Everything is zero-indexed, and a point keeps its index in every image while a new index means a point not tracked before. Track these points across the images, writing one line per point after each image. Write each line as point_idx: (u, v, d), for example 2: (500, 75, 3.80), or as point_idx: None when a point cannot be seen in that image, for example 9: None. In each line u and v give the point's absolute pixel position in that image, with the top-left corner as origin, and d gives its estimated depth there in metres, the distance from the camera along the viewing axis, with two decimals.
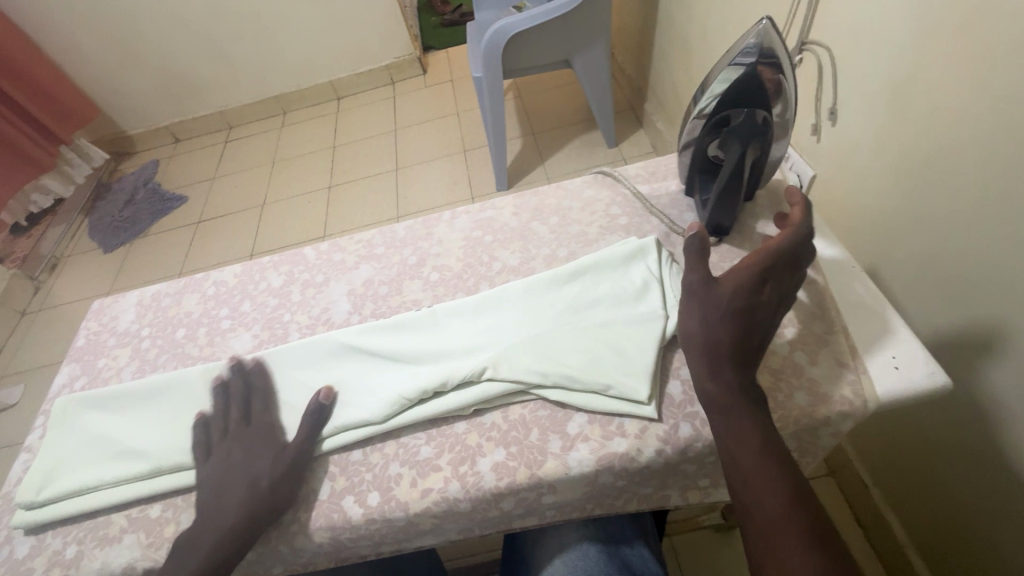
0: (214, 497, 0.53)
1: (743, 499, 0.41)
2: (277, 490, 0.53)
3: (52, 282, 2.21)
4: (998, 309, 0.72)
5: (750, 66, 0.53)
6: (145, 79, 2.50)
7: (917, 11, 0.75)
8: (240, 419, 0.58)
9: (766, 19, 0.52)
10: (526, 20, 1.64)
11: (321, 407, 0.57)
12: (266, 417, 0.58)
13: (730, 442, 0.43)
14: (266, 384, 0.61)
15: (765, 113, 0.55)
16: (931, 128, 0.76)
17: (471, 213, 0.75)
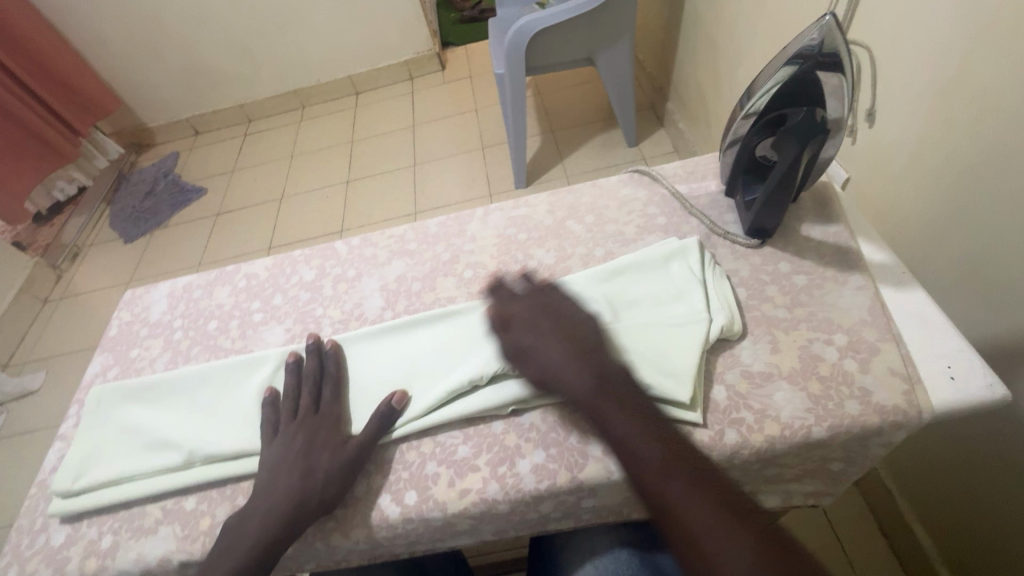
0: (274, 477, 0.52)
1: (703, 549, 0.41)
2: (332, 484, 0.51)
3: (73, 271, 2.24)
4: None
5: (807, 65, 0.51)
6: (167, 71, 2.52)
7: (967, 11, 0.73)
8: (311, 405, 0.57)
9: (830, 15, 0.49)
10: (550, 17, 1.63)
11: (393, 405, 0.55)
12: (333, 407, 0.57)
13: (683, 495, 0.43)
14: (337, 372, 0.60)
15: (821, 113, 0.52)
16: (976, 132, 0.74)
17: (505, 210, 0.74)
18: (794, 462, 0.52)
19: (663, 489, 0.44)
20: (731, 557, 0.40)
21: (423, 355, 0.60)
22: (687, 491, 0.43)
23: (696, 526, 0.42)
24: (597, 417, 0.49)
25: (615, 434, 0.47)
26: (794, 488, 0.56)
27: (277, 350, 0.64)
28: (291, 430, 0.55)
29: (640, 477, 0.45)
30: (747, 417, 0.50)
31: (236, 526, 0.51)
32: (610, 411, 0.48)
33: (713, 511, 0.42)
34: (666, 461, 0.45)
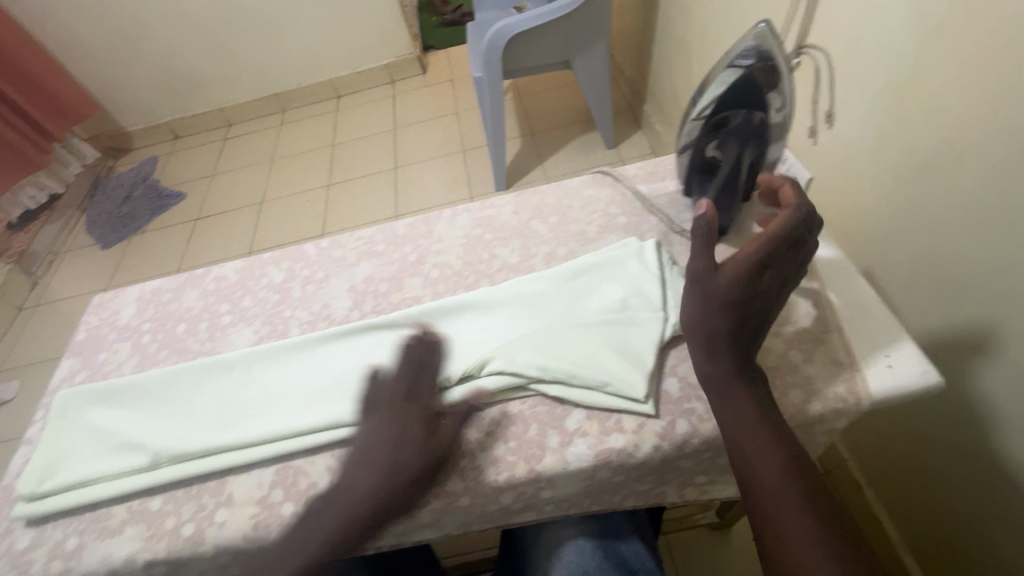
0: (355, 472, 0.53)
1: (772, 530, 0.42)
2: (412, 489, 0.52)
3: (49, 278, 2.21)
4: (994, 311, 0.72)
5: (748, 69, 0.54)
6: (145, 76, 2.50)
7: (912, 17, 0.76)
8: (404, 394, 0.56)
9: (763, 22, 0.54)
10: (526, 21, 1.65)
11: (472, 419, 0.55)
12: (429, 400, 0.56)
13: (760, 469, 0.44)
14: (435, 362, 0.58)
15: (762, 114, 0.56)
16: (927, 132, 0.77)
17: (472, 211, 0.76)
18: None
19: (765, 490, 0.43)
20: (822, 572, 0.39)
21: (389, 356, 0.61)
22: (787, 498, 0.42)
23: (788, 533, 0.41)
24: (717, 401, 0.48)
25: (726, 398, 0.47)
26: None
27: (245, 351, 0.65)
28: (388, 414, 0.55)
29: (743, 472, 0.45)
30: (697, 406, 0.52)
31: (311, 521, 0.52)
32: (733, 396, 0.47)
33: (812, 522, 0.41)
34: (767, 437, 0.45)
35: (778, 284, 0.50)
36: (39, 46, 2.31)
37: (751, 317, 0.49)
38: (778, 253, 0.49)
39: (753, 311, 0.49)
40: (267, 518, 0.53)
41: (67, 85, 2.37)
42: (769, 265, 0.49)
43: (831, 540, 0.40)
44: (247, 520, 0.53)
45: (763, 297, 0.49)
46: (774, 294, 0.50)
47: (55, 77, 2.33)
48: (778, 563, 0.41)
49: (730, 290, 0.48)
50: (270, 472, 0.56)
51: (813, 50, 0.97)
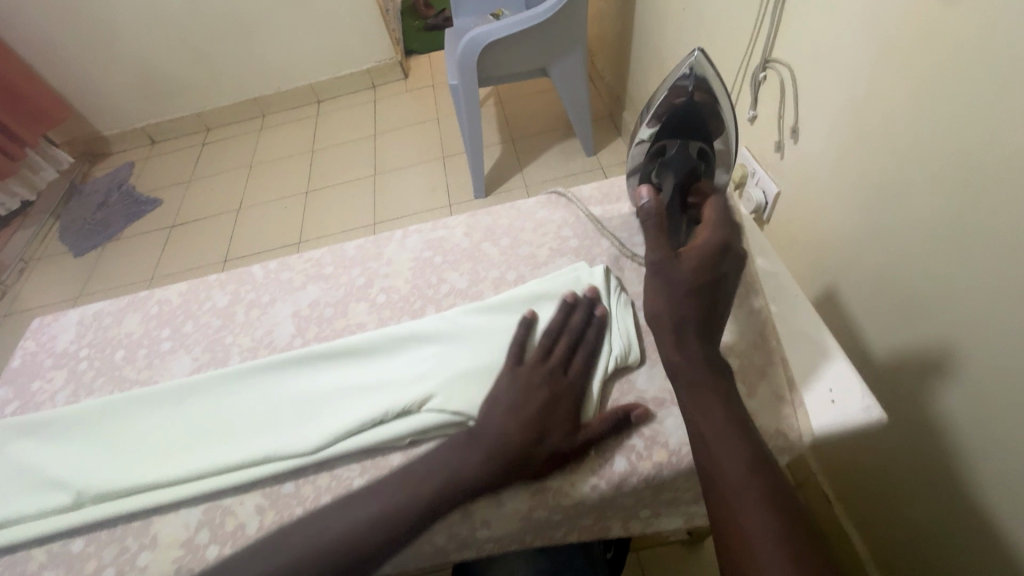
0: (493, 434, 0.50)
1: (731, 526, 0.40)
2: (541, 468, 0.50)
3: (20, 286, 2.16)
4: (951, 334, 0.72)
5: (687, 93, 0.57)
6: (120, 80, 2.45)
7: (870, 37, 0.76)
8: (562, 361, 0.54)
9: (698, 51, 0.56)
10: (501, 29, 1.64)
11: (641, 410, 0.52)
12: (583, 373, 0.54)
13: (720, 462, 0.42)
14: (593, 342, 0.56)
15: (695, 145, 0.58)
16: (885, 152, 0.77)
17: (423, 232, 0.74)
18: (685, 487, 0.53)
19: (732, 486, 0.41)
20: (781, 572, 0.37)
21: (329, 388, 0.59)
22: (753, 494, 0.40)
23: (753, 529, 0.39)
24: (685, 395, 0.46)
25: (696, 388, 0.46)
26: (695, 510, 0.57)
27: (181, 380, 0.63)
28: (524, 374, 0.53)
29: (708, 468, 0.43)
30: (636, 443, 0.51)
31: (422, 470, 0.48)
32: (701, 392, 0.46)
33: (776, 520, 0.39)
34: (736, 433, 0.43)
35: (728, 261, 0.52)
36: (11, 49, 2.27)
37: (711, 296, 0.51)
38: (730, 242, 0.53)
39: (710, 290, 0.51)
40: (191, 561, 0.51)
41: (40, 89, 2.32)
42: (727, 255, 0.53)
43: (796, 539, 0.38)
44: (170, 565, 0.51)
45: (715, 275, 0.51)
46: (727, 272, 0.52)
47: (28, 81, 2.28)
48: (736, 559, 0.39)
49: (693, 279, 0.51)
50: (198, 511, 0.54)
51: (778, 66, 0.97)
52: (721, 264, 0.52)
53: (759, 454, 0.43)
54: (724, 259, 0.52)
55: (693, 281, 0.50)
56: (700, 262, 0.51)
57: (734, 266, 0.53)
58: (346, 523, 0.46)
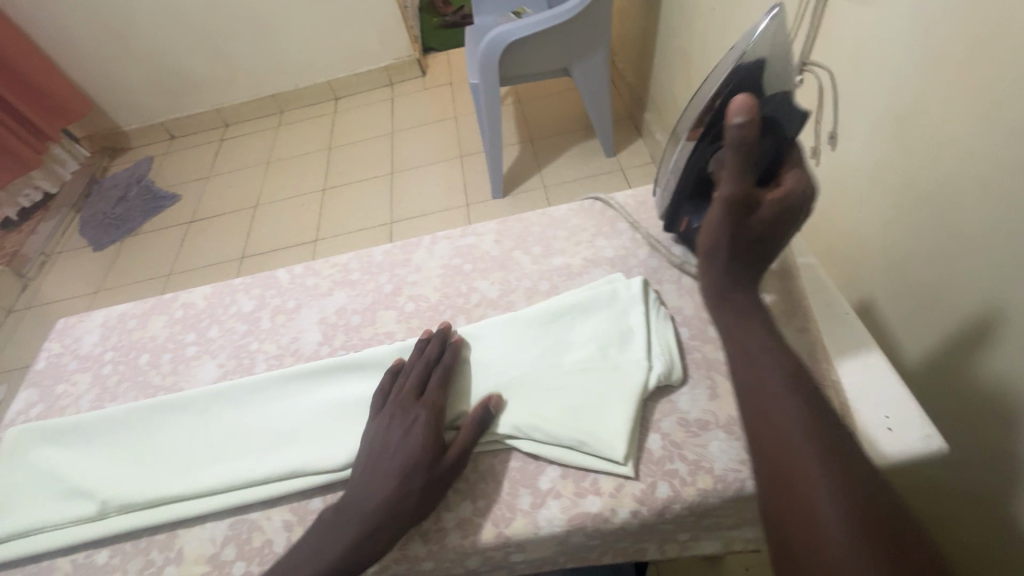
0: (372, 476, 0.48)
1: (775, 436, 0.39)
2: (428, 500, 0.48)
3: (41, 280, 2.18)
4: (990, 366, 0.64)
5: (754, 68, 0.47)
6: (141, 74, 2.46)
7: (917, 38, 0.69)
8: (413, 390, 0.54)
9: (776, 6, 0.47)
10: (522, 29, 1.61)
11: (490, 398, 0.53)
12: (442, 396, 0.54)
13: (759, 377, 0.42)
14: (450, 362, 0.56)
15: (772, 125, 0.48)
16: (929, 160, 0.70)
17: (452, 238, 0.72)
18: (730, 514, 0.50)
19: (775, 401, 0.40)
20: (826, 478, 0.36)
21: (356, 401, 0.58)
22: (796, 407, 0.40)
23: (797, 437, 0.38)
24: (730, 322, 0.46)
25: (740, 315, 0.46)
26: (736, 536, 0.54)
27: (206, 387, 0.61)
28: (397, 414, 0.52)
29: (750, 380, 0.42)
30: (680, 467, 0.48)
31: (340, 511, 0.47)
32: (749, 322, 0.46)
33: (819, 432, 0.38)
34: (775, 352, 0.43)
35: (799, 217, 0.49)
36: (35, 45, 2.29)
37: (771, 244, 0.48)
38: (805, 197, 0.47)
39: (773, 238, 0.48)
40: None
41: (63, 83, 2.34)
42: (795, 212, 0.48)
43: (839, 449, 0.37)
44: None
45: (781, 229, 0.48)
46: (788, 231, 0.49)
47: (51, 76, 2.30)
48: (778, 468, 0.38)
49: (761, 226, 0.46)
50: (225, 525, 0.52)
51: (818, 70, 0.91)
52: (791, 220, 0.48)
53: (800, 372, 0.42)
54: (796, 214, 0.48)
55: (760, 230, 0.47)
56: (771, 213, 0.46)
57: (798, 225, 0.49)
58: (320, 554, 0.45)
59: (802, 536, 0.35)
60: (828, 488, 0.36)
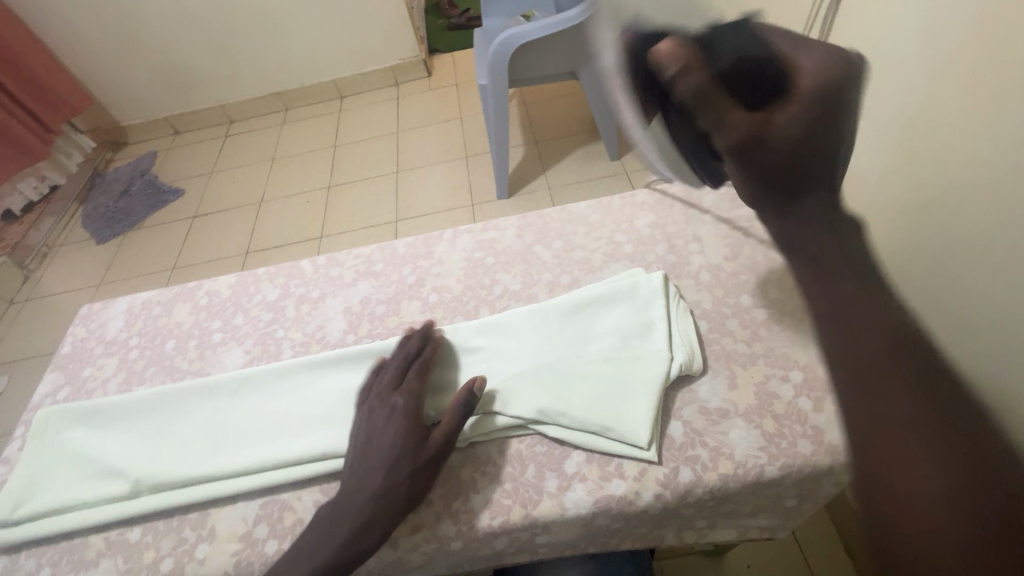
0: (362, 467, 0.49)
1: (872, 416, 0.34)
2: (421, 481, 0.49)
3: (42, 271, 2.16)
4: None
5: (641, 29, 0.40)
6: (147, 69, 2.44)
7: (927, 43, 0.68)
8: (395, 383, 0.55)
9: None
10: (532, 31, 1.61)
11: (473, 380, 0.54)
12: (423, 383, 0.56)
13: (856, 343, 0.35)
14: (427, 353, 0.58)
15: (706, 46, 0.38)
16: (940, 166, 0.69)
17: (474, 232, 0.74)
18: (749, 499, 0.52)
19: (880, 368, 0.34)
20: (938, 468, 0.31)
21: None
22: (908, 374, 0.34)
23: (907, 412, 0.33)
24: (807, 260, 0.37)
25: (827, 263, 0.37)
26: (751, 523, 0.56)
27: (234, 372, 0.63)
28: (381, 404, 0.53)
29: (847, 349, 0.35)
30: (702, 453, 0.50)
31: (343, 496, 0.48)
32: (836, 270, 0.37)
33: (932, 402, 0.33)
34: (875, 310, 0.35)
35: (842, 106, 0.36)
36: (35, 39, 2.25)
37: (829, 157, 0.37)
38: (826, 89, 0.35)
39: (826, 150, 0.36)
40: (251, 555, 0.51)
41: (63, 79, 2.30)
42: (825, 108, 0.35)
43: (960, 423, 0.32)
44: (229, 558, 0.51)
45: (835, 133, 0.36)
46: (833, 131, 0.36)
47: (52, 72, 2.25)
48: (876, 454, 0.33)
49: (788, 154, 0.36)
50: (256, 505, 0.54)
51: None
52: (841, 115, 0.36)
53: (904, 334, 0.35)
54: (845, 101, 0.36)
55: (798, 149, 0.36)
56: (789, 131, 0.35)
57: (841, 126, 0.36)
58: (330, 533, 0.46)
59: (910, 531, 0.30)
60: (941, 477, 0.31)
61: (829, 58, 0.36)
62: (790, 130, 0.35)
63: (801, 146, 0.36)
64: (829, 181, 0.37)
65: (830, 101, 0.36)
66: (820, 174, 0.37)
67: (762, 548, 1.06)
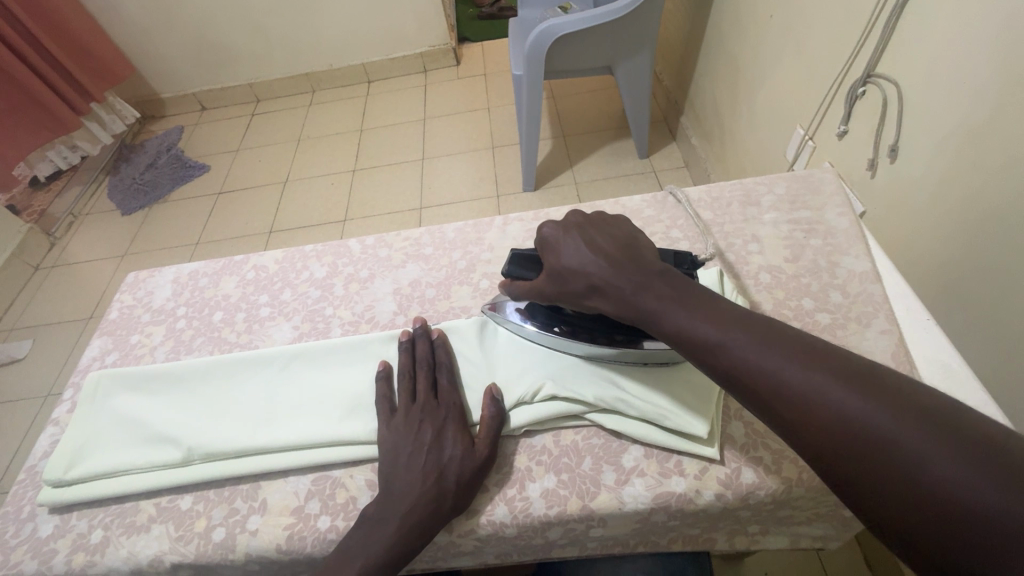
0: (401, 476, 0.49)
1: (780, 407, 0.35)
2: (466, 489, 0.49)
3: (68, 240, 2.07)
4: None
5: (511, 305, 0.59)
6: (177, 43, 2.31)
7: (999, 55, 0.64)
8: (429, 392, 0.55)
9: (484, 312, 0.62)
10: (577, 22, 1.56)
11: (490, 389, 0.55)
12: (452, 393, 0.55)
13: (732, 360, 0.37)
14: (451, 362, 0.58)
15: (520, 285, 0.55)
16: (1001, 181, 0.65)
17: (525, 221, 0.73)
18: (807, 506, 0.50)
19: (733, 362, 0.37)
20: (843, 404, 0.33)
21: None
22: (765, 349, 0.37)
23: (782, 377, 0.35)
24: (653, 315, 0.42)
25: (675, 316, 0.41)
26: (803, 530, 0.56)
27: (285, 347, 0.62)
28: (411, 413, 0.53)
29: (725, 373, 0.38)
30: (765, 456, 0.50)
31: (389, 504, 0.48)
32: (690, 309, 0.41)
33: (789, 352, 0.36)
34: (716, 322, 0.39)
35: (591, 237, 0.49)
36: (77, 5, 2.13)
37: (613, 253, 0.46)
38: (582, 233, 0.49)
39: (607, 253, 0.47)
40: (303, 530, 0.51)
41: (108, 47, 2.20)
42: (589, 241, 0.48)
43: (812, 355, 0.36)
44: (281, 531, 0.51)
45: (603, 244, 0.48)
46: (597, 250, 0.47)
47: (98, 38, 2.16)
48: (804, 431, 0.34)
49: (593, 279, 0.46)
50: (308, 480, 0.54)
51: (880, 80, 0.84)
52: (595, 232, 0.49)
53: (749, 321, 0.39)
54: (588, 225, 0.50)
55: (586, 271, 0.47)
56: (577, 266, 0.47)
57: (602, 243, 0.48)
58: (384, 535, 0.46)
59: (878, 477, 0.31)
60: (850, 412, 0.33)
61: (569, 218, 0.51)
62: (575, 268, 0.47)
63: (587, 268, 0.47)
64: (631, 265, 0.45)
65: (585, 228, 0.50)
66: (615, 270, 0.45)
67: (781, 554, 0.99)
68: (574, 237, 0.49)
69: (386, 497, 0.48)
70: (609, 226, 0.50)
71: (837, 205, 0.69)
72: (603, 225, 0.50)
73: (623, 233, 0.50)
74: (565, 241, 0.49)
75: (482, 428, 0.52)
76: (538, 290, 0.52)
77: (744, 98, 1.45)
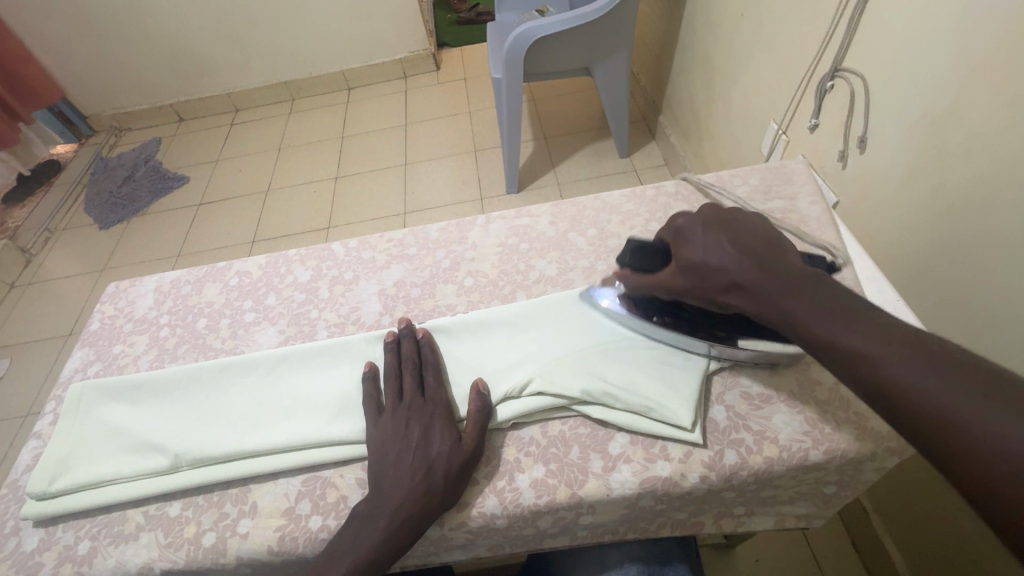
0: (391, 474, 0.50)
1: (931, 429, 0.32)
2: (454, 485, 0.49)
3: (45, 256, 2.03)
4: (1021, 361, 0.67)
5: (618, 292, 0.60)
6: (151, 55, 2.29)
7: (958, 45, 0.67)
8: (415, 390, 0.56)
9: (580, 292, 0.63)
10: (552, 25, 1.57)
11: (477, 384, 0.55)
12: (441, 391, 0.56)
13: (875, 369, 0.36)
14: (436, 360, 0.58)
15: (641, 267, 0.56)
16: (963, 165, 0.68)
17: (507, 218, 0.74)
18: (790, 484, 0.52)
19: (884, 377, 0.35)
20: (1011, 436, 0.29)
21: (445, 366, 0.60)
22: (916, 363, 0.34)
23: (935, 397, 0.32)
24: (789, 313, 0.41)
25: (809, 320, 0.40)
26: (788, 511, 0.57)
27: (271, 351, 0.62)
28: (401, 413, 0.53)
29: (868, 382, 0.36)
30: (746, 437, 0.51)
31: (376, 504, 0.48)
32: (830, 310, 0.39)
33: (949, 372, 0.33)
34: (862, 328, 0.37)
35: (738, 230, 0.48)
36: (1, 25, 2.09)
37: (752, 252, 0.46)
38: (729, 226, 0.49)
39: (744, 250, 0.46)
40: (294, 531, 0.51)
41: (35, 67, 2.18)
42: (731, 237, 0.48)
43: (980, 383, 0.32)
44: (273, 533, 0.51)
45: (744, 241, 0.47)
46: (743, 244, 0.47)
47: (24, 58, 2.15)
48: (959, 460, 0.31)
49: (732, 272, 0.45)
50: (298, 481, 0.54)
51: (848, 74, 0.87)
52: (736, 230, 0.48)
53: (902, 334, 0.36)
54: (730, 219, 0.50)
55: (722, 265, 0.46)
56: (717, 256, 0.47)
57: (749, 239, 0.47)
58: (373, 534, 0.46)
59: None
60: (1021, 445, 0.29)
61: (711, 210, 0.51)
62: (711, 260, 0.47)
63: (723, 263, 0.46)
64: (776, 267, 0.44)
65: (721, 226, 0.49)
66: (752, 269, 0.44)
67: (770, 541, 1.00)
68: (722, 228, 0.49)
69: (374, 495, 0.49)
70: (752, 223, 0.50)
71: (809, 195, 0.72)
72: (751, 222, 0.50)
73: (768, 234, 0.48)
74: (700, 235, 0.49)
75: (469, 425, 0.53)
76: (663, 281, 0.52)
77: (719, 96, 1.48)
